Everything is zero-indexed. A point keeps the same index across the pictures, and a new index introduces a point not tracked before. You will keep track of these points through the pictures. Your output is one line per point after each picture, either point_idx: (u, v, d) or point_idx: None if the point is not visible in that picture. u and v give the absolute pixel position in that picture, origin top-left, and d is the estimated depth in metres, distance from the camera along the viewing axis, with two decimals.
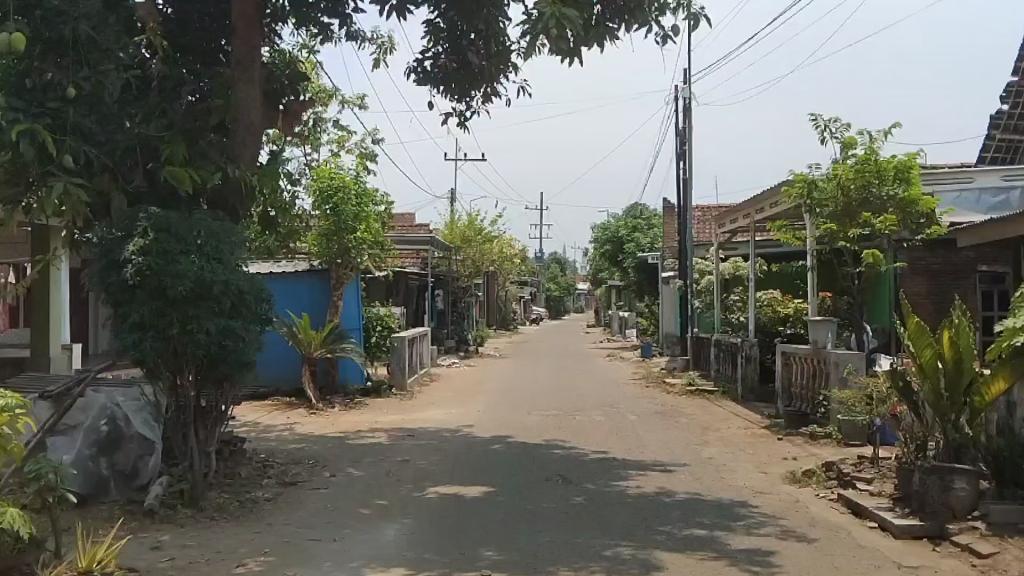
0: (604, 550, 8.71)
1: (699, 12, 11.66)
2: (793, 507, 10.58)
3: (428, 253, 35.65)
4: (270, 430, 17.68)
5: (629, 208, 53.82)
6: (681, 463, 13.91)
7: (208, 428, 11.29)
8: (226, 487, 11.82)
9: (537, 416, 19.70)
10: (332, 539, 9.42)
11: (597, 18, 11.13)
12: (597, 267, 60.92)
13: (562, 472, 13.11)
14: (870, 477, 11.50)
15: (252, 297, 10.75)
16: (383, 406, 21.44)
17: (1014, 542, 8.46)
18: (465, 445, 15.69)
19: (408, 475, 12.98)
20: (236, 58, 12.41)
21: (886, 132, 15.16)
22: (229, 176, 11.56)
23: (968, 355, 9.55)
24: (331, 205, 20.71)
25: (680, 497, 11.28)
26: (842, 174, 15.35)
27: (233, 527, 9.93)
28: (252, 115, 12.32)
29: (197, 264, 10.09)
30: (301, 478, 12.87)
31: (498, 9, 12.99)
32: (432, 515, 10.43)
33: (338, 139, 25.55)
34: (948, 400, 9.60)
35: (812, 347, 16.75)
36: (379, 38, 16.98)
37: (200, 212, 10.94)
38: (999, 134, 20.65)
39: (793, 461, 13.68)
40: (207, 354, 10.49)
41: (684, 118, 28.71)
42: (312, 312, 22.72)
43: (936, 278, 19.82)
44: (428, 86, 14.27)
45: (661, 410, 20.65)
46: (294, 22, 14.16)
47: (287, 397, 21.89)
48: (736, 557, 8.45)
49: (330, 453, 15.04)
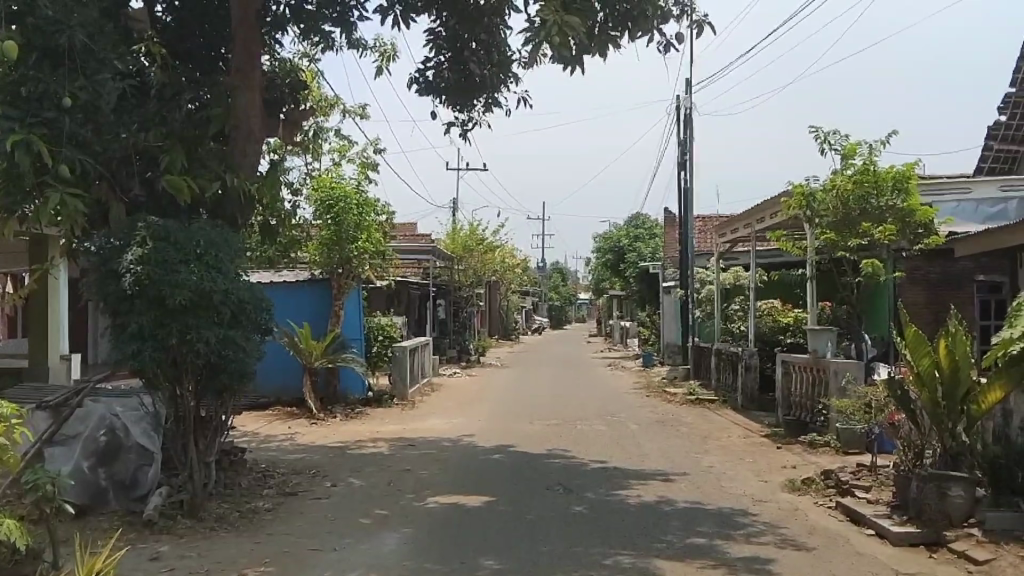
0: (604, 559, 8.71)
1: (703, 20, 11.71)
2: (792, 515, 10.59)
3: (429, 263, 35.70)
4: (271, 440, 17.70)
5: (631, 218, 53.90)
6: (682, 472, 13.91)
7: (207, 437, 11.27)
8: (226, 496, 11.86)
9: (537, 426, 19.72)
10: (332, 549, 9.42)
11: (600, 27, 11.16)
12: (598, 277, 60.95)
13: (562, 481, 13.11)
14: (868, 485, 11.49)
15: (252, 307, 10.77)
16: (384, 415, 21.45)
17: (1010, 549, 8.45)
18: (466, 455, 15.72)
19: (408, 485, 12.97)
20: (236, 66, 12.50)
21: (885, 143, 15.19)
22: (227, 185, 11.60)
23: (964, 364, 9.57)
24: (332, 215, 20.78)
25: (679, 506, 11.29)
26: (841, 185, 15.39)
27: (234, 538, 9.92)
28: (252, 125, 12.39)
29: (197, 273, 10.13)
30: (302, 488, 12.88)
31: (500, 17, 13.14)
32: (433, 524, 10.44)
33: (339, 149, 25.68)
34: (945, 408, 9.59)
35: (811, 356, 16.76)
36: (380, 46, 17.08)
37: (199, 221, 10.96)
38: (996, 144, 20.62)
39: (791, 470, 13.70)
40: (207, 362, 10.53)
41: (685, 127, 28.81)
42: (313, 321, 22.75)
43: (934, 287, 19.90)
44: (430, 96, 14.33)
45: (661, 420, 20.65)
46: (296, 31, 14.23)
47: (288, 406, 21.90)
48: (735, 565, 8.45)
49: (330, 463, 15.04)
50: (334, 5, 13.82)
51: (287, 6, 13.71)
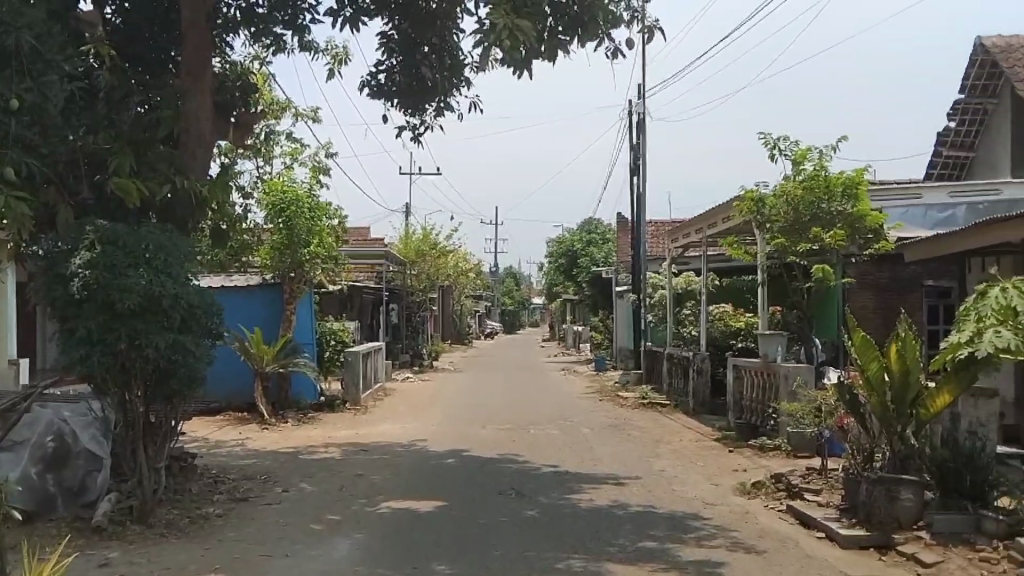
0: (556, 563, 8.65)
1: (654, 25, 11.74)
2: (742, 518, 10.65)
3: (382, 267, 35.39)
4: (222, 445, 17.30)
5: (585, 223, 54.12)
6: (635, 475, 13.91)
7: (157, 443, 10.84)
8: (176, 502, 11.52)
9: (490, 430, 19.61)
10: (284, 555, 9.20)
11: (550, 31, 11.11)
12: (552, 281, 61.07)
13: (515, 485, 13.03)
14: (818, 488, 11.62)
15: (202, 311, 10.49)
16: (336, 420, 21.15)
17: (957, 551, 8.58)
18: (418, 460, 15.54)
19: (361, 490, 12.76)
20: (187, 67, 12.21)
21: (835, 148, 15.40)
22: (177, 187, 11.23)
23: (914, 368, 9.69)
24: (284, 218, 20.41)
25: (632, 509, 11.29)
26: (791, 190, 15.64)
27: (184, 544, 9.64)
28: (202, 128, 12.11)
29: (147, 277, 9.83)
30: (253, 493, 12.59)
31: (452, 21, 13.16)
32: (386, 529, 10.27)
33: (292, 152, 25.32)
34: (894, 412, 9.75)
35: (762, 360, 16.95)
36: (332, 49, 16.85)
37: (149, 224, 10.64)
38: (946, 149, 20.86)
39: (741, 473, 13.81)
40: (156, 367, 10.17)
41: (637, 133, 29.02)
42: (266, 326, 22.31)
43: (883, 292, 20.30)
44: (382, 100, 14.12)
45: (614, 424, 20.70)
46: (247, 35, 13.91)
47: (239, 412, 21.47)
48: (685, 568, 8.46)
49: (282, 468, 14.73)
50: (285, 8, 13.59)
51: (238, 8, 13.42)
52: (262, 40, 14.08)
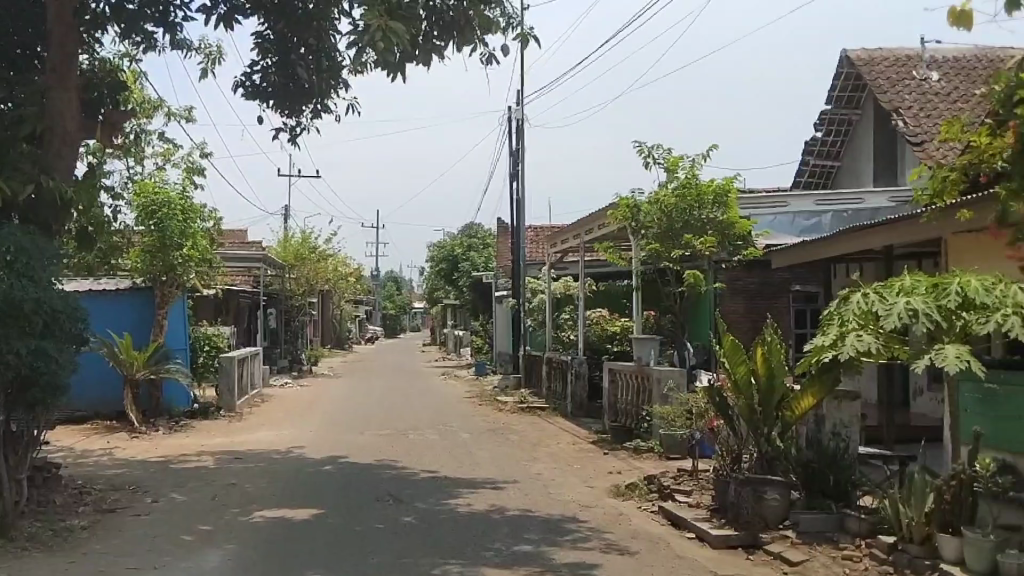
0: (433, 569, 8.37)
1: (527, 32, 11.65)
2: (616, 520, 10.69)
3: (258, 270, 34.11)
4: (87, 454, 16.10)
5: (466, 227, 54.03)
6: (512, 479, 13.85)
7: (19, 453, 9.95)
8: (39, 514, 10.56)
9: (368, 436, 19.10)
10: (153, 567, 8.51)
11: (424, 35, 10.85)
12: (433, 286, 60.62)
13: (392, 491, 12.66)
14: (688, 489, 11.80)
15: (66, 316, 9.64)
16: (207, 428, 20.11)
17: (821, 550, 8.75)
18: (293, 467, 14.91)
19: (233, 500, 12.07)
20: (51, 64, 11.20)
21: (705, 157, 15.80)
22: (43, 188, 10.31)
23: (778, 371, 9.94)
24: (157, 220, 19.33)
25: (510, 513, 11.14)
26: (663, 199, 15.91)
27: (47, 557, 8.80)
28: (67, 124, 11.10)
29: (7, 282, 9.05)
30: (121, 504, 11.70)
31: (329, 22, 12.55)
32: (260, 539, 9.69)
33: (164, 152, 23.98)
34: (761, 415, 10.03)
35: (636, 364, 17.17)
36: (205, 47, 15.95)
37: (12, 226, 9.76)
38: (813, 159, 21.66)
39: (617, 475, 13.93)
40: (16, 377, 9.25)
41: (518, 139, 29.13)
42: (136, 331, 20.98)
43: (753, 297, 20.99)
44: (257, 100, 13.45)
45: (493, 428, 20.59)
46: (117, 31, 12.95)
47: (106, 420, 20.11)
48: (561, 571, 8.35)
49: (149, 478, 13.81)
50: (157, 5, 12.69)
51: (107, 3, 12.51)
52: (131, 37, 13.16)
